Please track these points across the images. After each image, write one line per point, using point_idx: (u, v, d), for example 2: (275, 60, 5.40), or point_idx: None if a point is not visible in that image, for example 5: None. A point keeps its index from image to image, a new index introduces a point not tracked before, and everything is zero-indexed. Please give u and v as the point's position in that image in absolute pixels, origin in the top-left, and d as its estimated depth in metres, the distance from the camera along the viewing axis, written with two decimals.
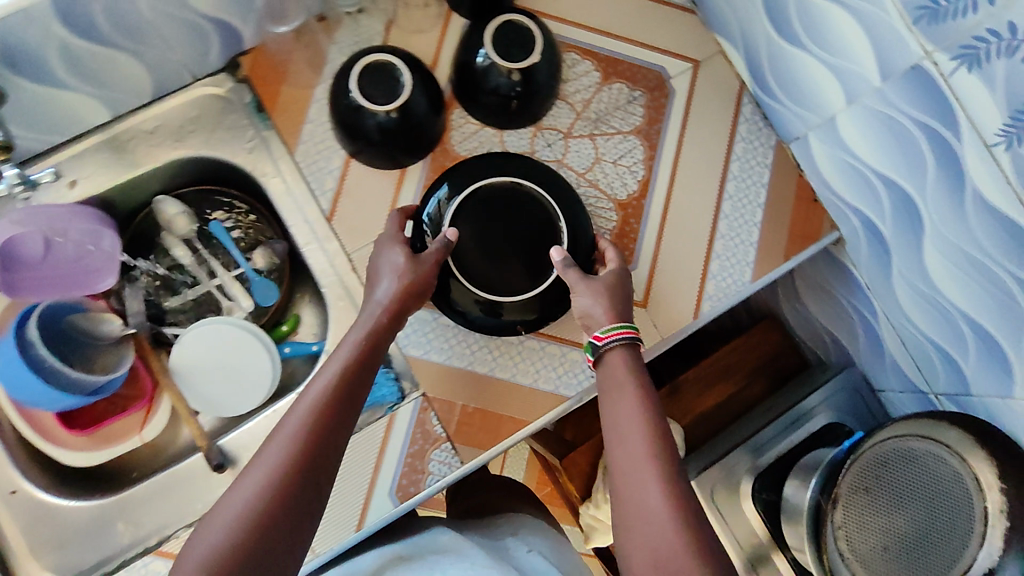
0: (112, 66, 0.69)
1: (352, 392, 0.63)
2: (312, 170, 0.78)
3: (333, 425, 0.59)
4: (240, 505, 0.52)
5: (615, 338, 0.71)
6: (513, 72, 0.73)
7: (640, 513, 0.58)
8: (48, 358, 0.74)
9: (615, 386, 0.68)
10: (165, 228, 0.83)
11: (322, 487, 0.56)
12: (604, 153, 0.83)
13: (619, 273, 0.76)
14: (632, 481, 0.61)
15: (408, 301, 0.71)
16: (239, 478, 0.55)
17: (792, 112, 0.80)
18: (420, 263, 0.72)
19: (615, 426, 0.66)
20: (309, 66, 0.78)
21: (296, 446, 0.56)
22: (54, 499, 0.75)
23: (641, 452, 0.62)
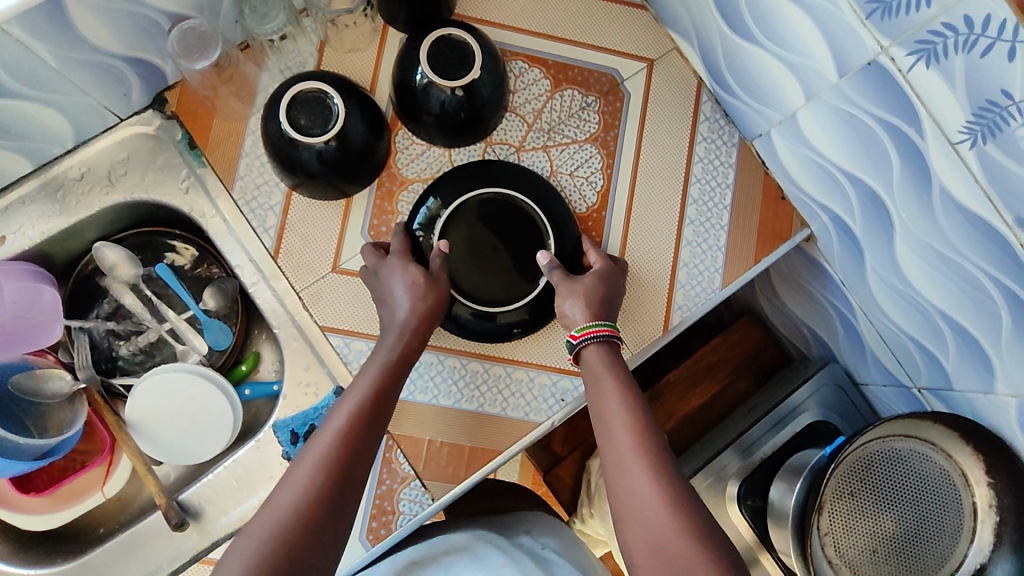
0: (23, 117, 0.65)
1: (372, 423, 0.61)
2: (251, 207, 0.73)
3: (353, 460, 0.58)
4: (258, 550, 0.51)
5: (592, 336, 0.68)
6: (456, 89, 0.68)
7: (635, 517, 0.57)
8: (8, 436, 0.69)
9: (599, 388, 0.66)
10: (107, 275, 0.78)
11: (340, 528, 0.55)
12: (560, 164, 0.79)
13: (604, 272, 0.73)
14: (628, 484, 0.59)
15: (426, 323, 0.68)
16: (270, 497, 0.55)
17: (752, 109, 0.77)
18: (436, 283, 0.69)
19: (605, 429, 0.64)
20: (238, 97, 0.74)
21: (321, 470, 0.56)
22: (14, 568, 0.72)
23: (633, 454, 0.61)
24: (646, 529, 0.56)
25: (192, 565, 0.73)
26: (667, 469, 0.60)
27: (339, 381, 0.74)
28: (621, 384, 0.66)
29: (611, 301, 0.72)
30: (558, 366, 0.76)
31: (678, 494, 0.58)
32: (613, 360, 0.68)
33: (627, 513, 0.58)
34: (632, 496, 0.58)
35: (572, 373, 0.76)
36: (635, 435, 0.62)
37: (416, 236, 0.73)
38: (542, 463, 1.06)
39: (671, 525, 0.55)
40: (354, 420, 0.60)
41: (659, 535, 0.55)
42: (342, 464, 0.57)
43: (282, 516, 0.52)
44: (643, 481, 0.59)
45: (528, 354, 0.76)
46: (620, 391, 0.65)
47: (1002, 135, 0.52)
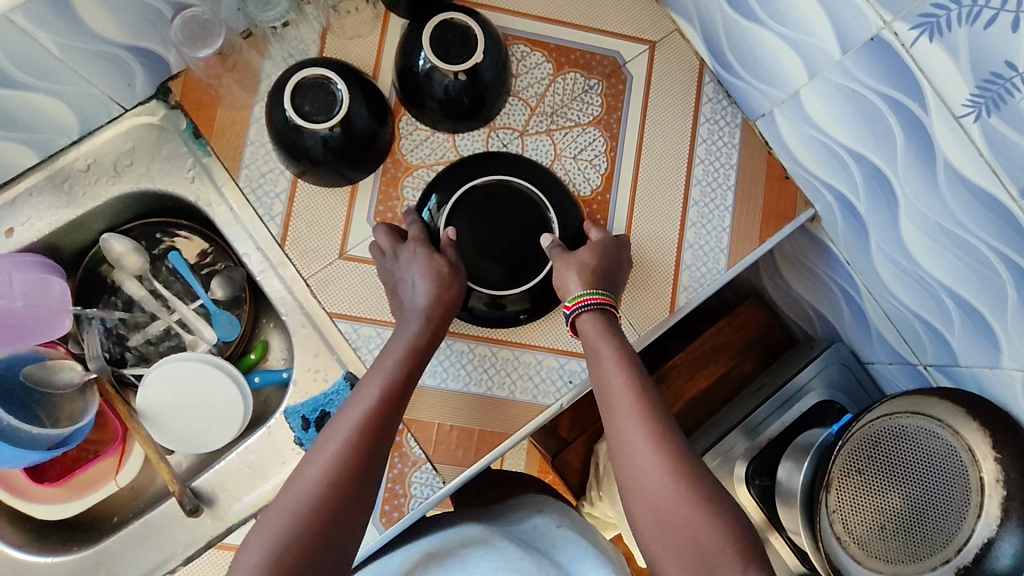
0: (28, 108, 0.65)
1: (394, 408, 0.62)
2: (258, 195, 0.73)
3: (378, 440, 0.59)
4: (283, 526, 0.52)
5: (588, 303, 0.68)
6: (459, 73, 0.69)
7: (647, 495, 0.58)
8: (4, 418, 0.67)
9: (601, 367, 0.66)
10: (115, 266, 0.78)
11: (362, 509, 0.56)
12: (563, 148, 0.79)
13: (610, 253, 0.73)
14: (634, 454, 0.60)
15: (445, 310, 0.69)
16: (293, 475, 0.57)
17: (754, 88, 0.77)
18: (457, 273, 0.70)
19: (608, 400, 0.64)
20: (242, 87, 0.74)
21: (343, 451, 0.57)
22: (31, 556, 0.70)
23: (638, 424, 0.61)
24: (655, 504, 0.57)
25: (206, 551, 0.72)
26: (674, 441, 0.60)
27: (347, 366, 0.73)
28: (625, 355, 0.66)
29: (608, 271, 0.72)
30: (566, 349, 0.75)
31: (687, 464, 0.59)
32: (611, 330, 0.68)
33: (634, 488, 0.59)
34: (638, 466, 0.59)
35: (579, 355, 0.75)
36: (638, 404, 0.62)
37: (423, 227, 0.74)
38: (549, 448, 1.06)
39: (685, 497, 0.56)
40: (377, 404, 0.61)
41: (671, 504, 0.56)
42: (367, 444, 0.58)
43: (305, 497, 0.54)
44: (652, 452, 0.59)
45: (534, 337, 0.75)
46: (624, 367, 0.65)
47: (1005, 107, 0.52)
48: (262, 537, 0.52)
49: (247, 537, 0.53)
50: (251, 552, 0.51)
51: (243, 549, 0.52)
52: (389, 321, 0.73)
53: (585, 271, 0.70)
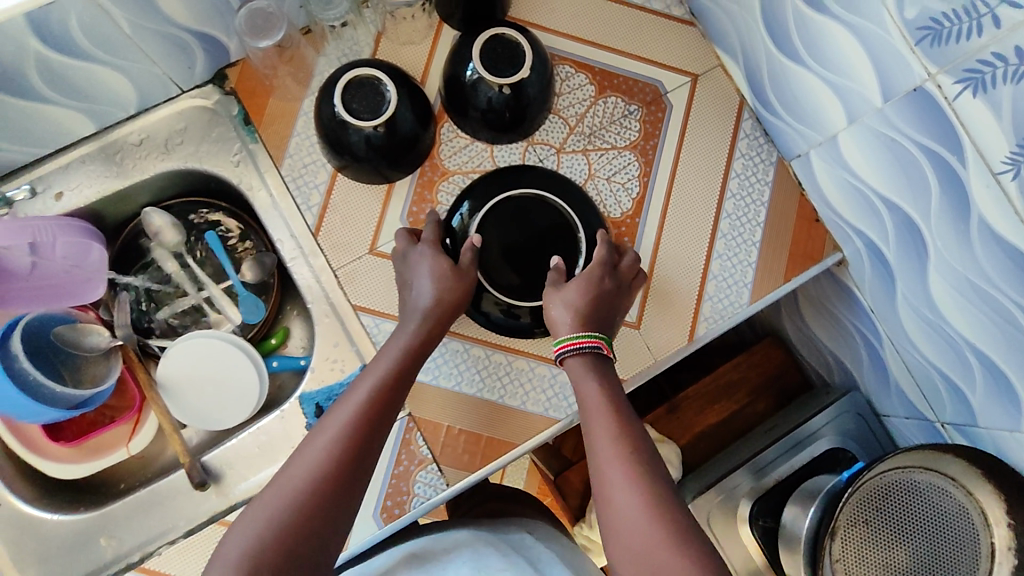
0: (93, 79, 0.68)
1: (389, 405, 0.63)
2: (297, 184, 0.76)
3: (367, 435, 0.60)
4: (273, 515, 0.53)
5: (572, 348, 0.69)
6: (504, 86, 0.71)
7: (627, 537, 0.57)
8: (31, 372, 0.69)
9: (590, 407, 0.66)
10: (153, 240, 0.80)
11: (352, 503, 0.57)
12: (598, 169, 0.80)
13: (606, 291, 0.72)
14: (613, 492, 0.59)
15: (447, 312, 0.70)
16: (286, 467, 0.58)
17: (792, 129, 0.78)
18: (465, 271, 0.72)
19: (590, 435, 0.64)
20: (296, 80, 0.77)
21: (336, 445, 0.58)
22: (39, 512, 0.69)
23: (618, 462, 0.61)
24: (634, 545, 0.56)
25: (209, 526, 0.70)
26: (654, 479, 0.60)
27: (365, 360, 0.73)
28: (608, 391, 0.66)
29: (599, 309, 0.71)
30: None
31: (668, 504, 0.58)
32: (597, 366, 0.69)
33: (615, 528, 0.58)
34: (620, 507, 0.58)
35: None
36: (623, 445, 0.62)
37: (450, 236, 0.75)
38: (552, 468, 1.06)
39: (664, 538, 0.55)
40: (371, 401, 0.62)
41: (648, 543, 0.55)
42: (360, 438, 0.59)
43: (296, 488, 0.55)
44: (634, 489, 0.59)
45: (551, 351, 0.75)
46: (612, 408, 0.65)
47: None
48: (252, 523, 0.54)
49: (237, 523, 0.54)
50: (239, 537, 0.52)
51: (233, 534, 0.53)
52: None
53: (577, 315, 0.70)
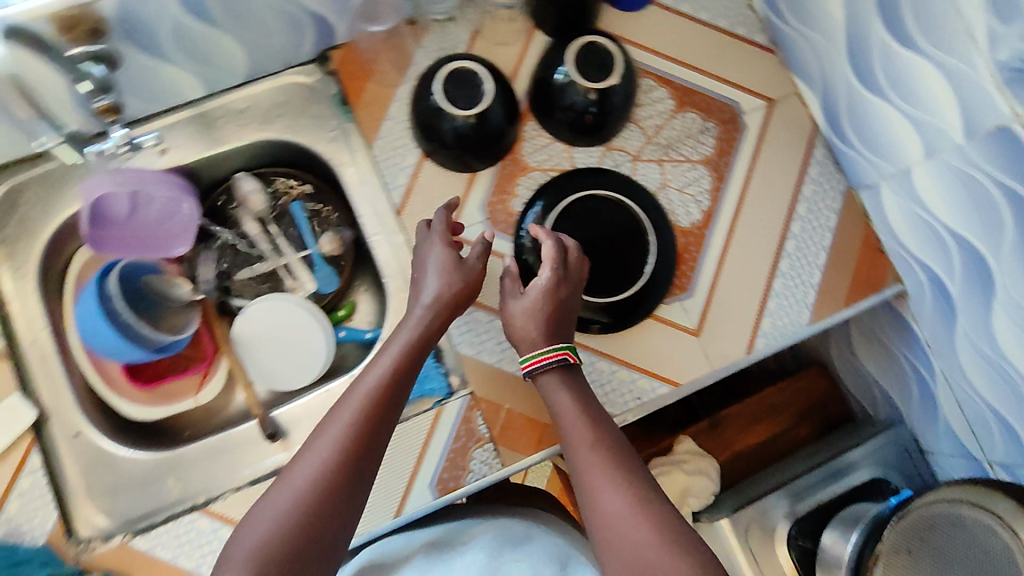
0: (215, 46, 0.72)
1: (392, 400, 0.62)
2: (386, 165, 0.79)
3: (373, 433, 0.59)
4: (279, 517, 0.54)
5: (537, 367, 0.67)
6: (591, 91, 0.75)
7: (619, 542, 0.56)
8: (122, 312, 0.74)
9: (566, 416, 0.65)
10: (240, 205, 0.84)
11: (356, 502, 0.57)
12: (671, 178, 0.82)
13: (564, 298, 0.70)
14: (598, 499, 0.58)
15: (453, 307, 0.69)
16: (289, 467, 0.58)
17: (865, 159, 0.81)
18: (472, 266, 0.70)
19: (569, 447, 0.63)
20: (395, 66, 0.80)
21: (338, 446, 0.57)
22: (112, 447, 0.71)
23: (600, 471, 0.60)
24: (625, 549, 0.55)
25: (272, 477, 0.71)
26: (640, 482, 0.59)
27: None
28: (582, 401, 0.66)
29: (562, 319, 0.70)
30: (640, 365, 0.77)
31: (654, 504, 0.57)
32: (573, 378, 0.68)
33: (605, 534, 0.57)
34: (607, 513, 0.57)
35: (651, 375, 0.76)
36: (606, 452, 0.61)
37: (523, 233, 0.78)
38: None
39: (656, 540, 0.54)
40: (373, 397, 0.61)
41: (638, 542, 0.55)
42: (363, 438, 0.58)
43: (300, 490, 0.55)
44: (619, 492, 0.58)
45: (612, 349, 0.77)
46: (590, 416, 0.64)
47: None
48: (260, 525, 0.54)
49: (245, 524, 0.54)
50: (247, 539, 0.53)
51: (241, 536, 0.54)
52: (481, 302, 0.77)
53: (541, 333, 0.68)
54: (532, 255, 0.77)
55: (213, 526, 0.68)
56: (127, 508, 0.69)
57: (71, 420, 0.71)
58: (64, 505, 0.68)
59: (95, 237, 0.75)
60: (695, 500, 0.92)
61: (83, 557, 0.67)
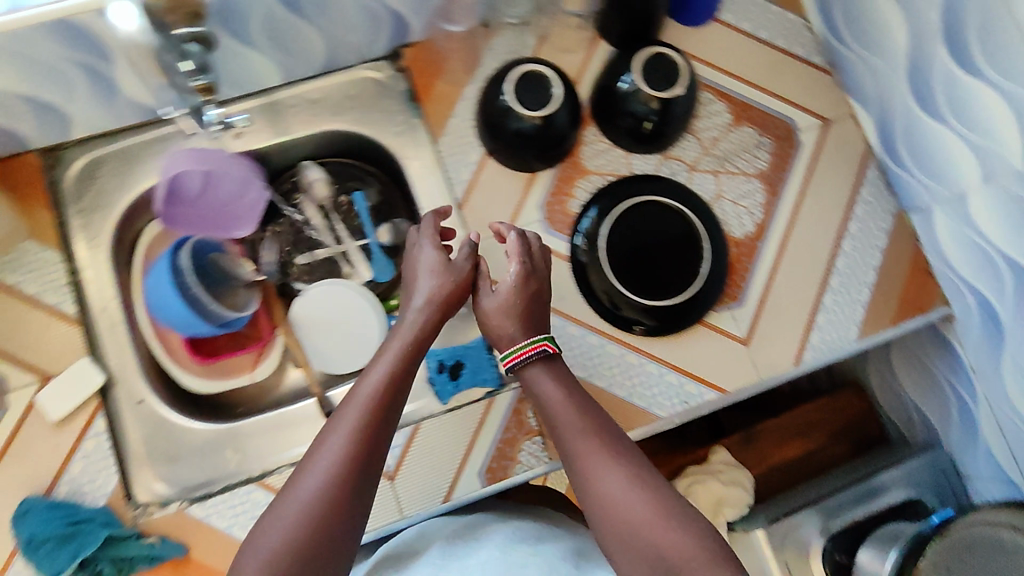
0: (299, 38, 0.75)
1: (394, 402, 0.60)
2: (451, 161, 0.82)
3: (377, 434, 0.57)
4: (289, 529, 0.51)
5: (517, 362, 0.65)
6: (655, 100, 0.77)
7: (623, 526, 0.55)
8: (191, 286, 0.76)
9: (552, 402, 0.63)
10: (304, 192, 0.87)
11: (363, 509, 0.55)
12: (726, 190, 0.84)
13: (530, 290, 0.69)
14: (596, 485, 0.57)
15: (447, 308, 0.68)
16: (292, 476, 0.55)
17: (919, 182, 0.82)
18: (460, 267, 0.70)
19: (559, 433, 0.61)
20: (464, 67, 0.83)
21: (343, 454, 0.55)
22: (174, 416, 0.74)
23: (596, 455, 0.58)
24: (632, 532, 0.54)
25: None
26: (637, 463, 0.58)
27: None
28: (565, 384, 0.64)
29: (536, 312, 0.69)
30: (688, 370, 0.78)
31: (652, 482, 0.57)
32: (554, 365, 0.65)
33: (609, 518, 0.56)
34: (608, 497, 0.56)
35: (698, 381, 0.78)
36: (598, 434, 0.60)
37: (577, 238, 0.79)
38: None
39: (662, 520, 0.54)
40: (374, 399, 0.59)
41: (641, 521, 0.54)
42: (368, 444, 0.56)
43: (307, 501, 0.53)
44: (615, 475, 0.57)
45: (661, 352, 0.78)
46: (576, 400, 0.63)
47: None
48: (268, 538, 0.52)
49: (251, 539, 0.52)
50: (257, 554, 0.51)
51: (248, 553, 0.51)
52: None
53: (519, 325, 0.67)
54: (587, 256, 0.79)
55: (268, 499, 0.70)
56: (187, 477, 0.72)
57: (135, 389, 0.74)
58: (123, 468, 0.70)
59: (168, 214, 0.80)
60: (729, 510, 0.91)
61: (141, 521, 0.69)
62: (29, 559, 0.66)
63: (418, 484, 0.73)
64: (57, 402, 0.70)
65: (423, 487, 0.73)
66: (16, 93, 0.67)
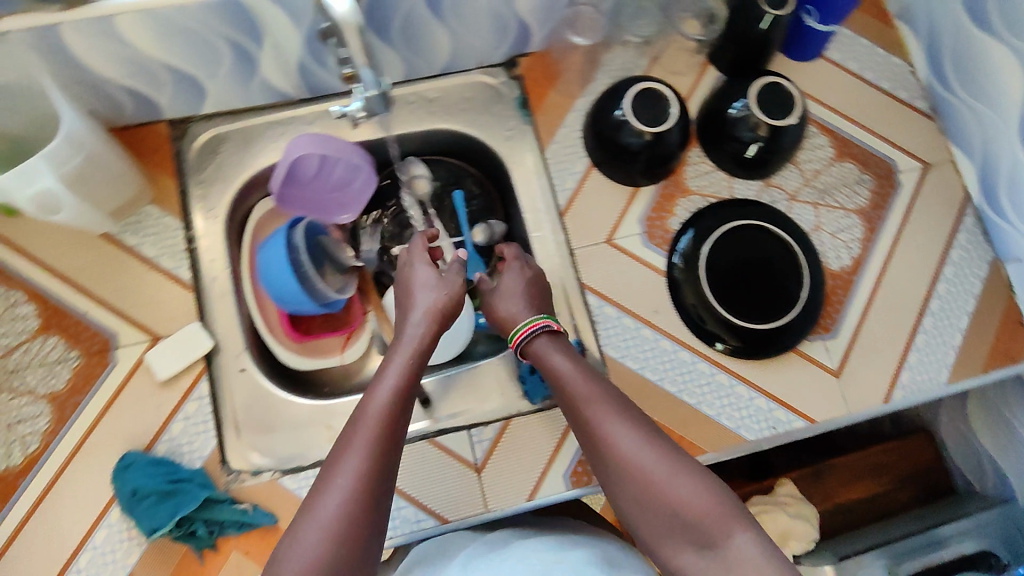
0: (429, 38, 0.77)
1: (406, 411, 0.59)
2: (557, 169, 0.84)
3: (393, 445, 0.56)
4: (318, 544, 0.51)
5: (528, 333, 0.67)
6: (764, 127, 0.77)
7: (640, 484, 0.55)
8: (303, 264, 0.78)
9: (562, 378, 0.64)
10: (405, 186, 0.90)
11: (383, 519, 0.55)
12: (825, 223, 0.85)
13: (533, 279, 0.74)
14: (613, 449, 0.58)
15: (447, 318, 0.68)
16: (313, 489, 0.54)
17: (1020, 233, 0.82)
18: (452, 280, 0.70)
19: (572, 406, 0.62)
20: (577, 80, 0.85)
21: (365, 469, 0.54)
22: (273, 388, 0.76)
23: (609, 420, 0.59)
24: (650, 491, 0.55)
25: (422, 441, 0.75)
26: (646, 425, 0.59)
27: (581, 334, 0.80)
28: (574, 358, 0.66)
29: (539, 297, 0.73)
30: (779, 397, 0.79)
31: (663, 442, 0.57)
32: (563, 343, 0.68)
33: (628, 481, 0.56)
34: (624, 459, 0.57)
35: (788, 408, 0.79)
36: (608, 403, 0.61)
37: (675, 257, 0.81)
38: None
39: (680, 473, 0.55)
40: (389, 410, 0.58)
41: (657, 478, 0.55)
42: (386, 456, 0.55)
43: (333, 516, 0.51)
44: (628, 437, 0.57)
45: (753, 375, 0.79)
46: (585, 372, 0.64)
47: None
48: (297, 552, 0.50)
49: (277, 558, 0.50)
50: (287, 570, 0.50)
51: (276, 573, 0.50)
52: (632, 310, 0.80)
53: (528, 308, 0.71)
54: (683, 274, 0.80)
55: None
56: (279, 448, 0.74)
57: (239, 356, 0.76)
58: (219, 433, 0.72)
59: (281, 194, 0.81)
60: (796, 543, 0.90)
61: (232, 487, 0.71)
62: (128, 513, 0.68)
63: (507, 478, 0.75)
64: (165, 363, 0.72)
65: (511, 482, 0.74)
66: (165, 65, 0.69)
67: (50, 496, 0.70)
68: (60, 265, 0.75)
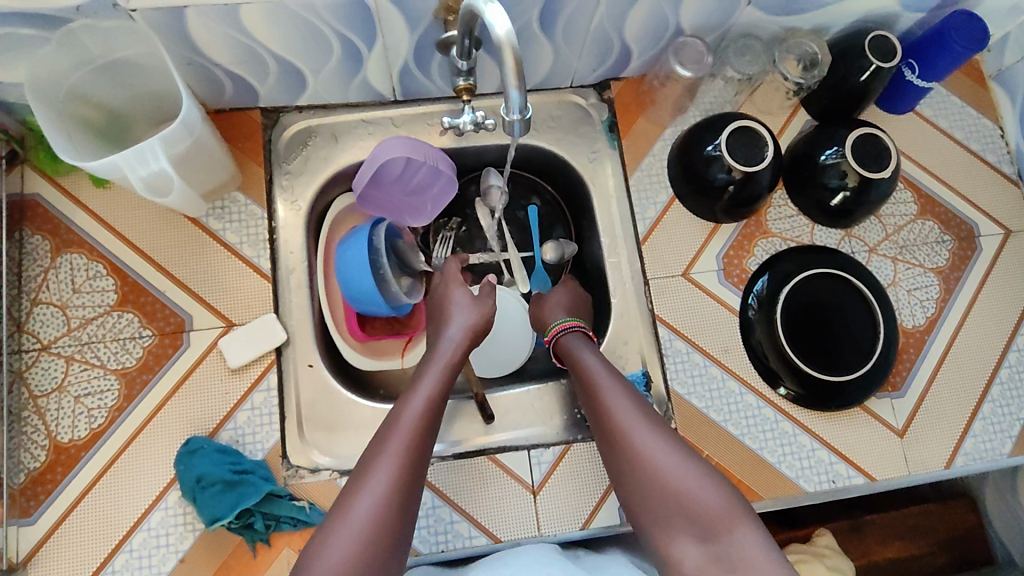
0: (531, 54, 0.77)
1: (438, 419, 0.62)
2: (640, 196, 0.83)
3: (424, 449, 0.59)
4: (352, 538, 0.53)
5: (563, 329, 0.72)
6: (854, 177, 0.76)
7: (654, 479, 0.59)
8: (383, 266, 0.79)
9: (592, 375, 0.68)
10: (480, 197, 0.89)
11: (414, 518, 0.57)
12: (902, 279, 0.84)
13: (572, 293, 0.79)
14: (633, 447, 0.61)
15: (477, 335, 0.71)
16: (348, 486, 0.57)
17: None
18: (485, 301, 0.73)
19: (597, 402, 0.66)
20: (668, 109, 0.85)
21: (397, 470, 0.57)
22: (339, 386, 0.76)
23: (633, 419, 0.63)
24: (663, 486, 0.59)
25: (480, 456, 0.75)
26: (666, 426, 0.63)
27: (648, 364, 0.80)
28: (603, 359, 0.70)
29: (575, 307, 0.78)
30: (840, 450, 0.78)
31: (680, 444, 0.61)
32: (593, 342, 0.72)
33: (643, 476, 0.60)
34: (645, 456, 0.60)
35: (850, 463, 0.78)
36: (634, 403, 0.64)
37: (750, 299, 0.80)
38: None
39: (693, 472, 0.59)
40: (422, 416, 0.61)
41: (670, 476, 0.59)
42: (417, 459, 0.58)
43: (366, 511, 0.55)
44: (648, 437, 0.61)
45: (816, 426, 0.78)
46: (611, 373, 0.67)
47: None
48: (334, 544, 0.53)
49: (315, 550, 0.53)
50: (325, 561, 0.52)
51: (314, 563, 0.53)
52: (701, 346, 0.80)
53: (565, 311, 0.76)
54: (757, 315, 0.79)
55: None
56: (341, 446, 0.74)
57: (307, 351, 0.75)
58: (284, 427, 0.72)
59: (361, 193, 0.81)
60: None
61: (291, 482, 0.71)
62: (188, 499, 0.68)
63: (563, 501, 0.74)
64: (237, 351, 0.72)
65: (567, 506, 0.74)
66: (275, 55, 0.69)
67: (113, 470, 0.70)
68: (143, 242, 0.75)
